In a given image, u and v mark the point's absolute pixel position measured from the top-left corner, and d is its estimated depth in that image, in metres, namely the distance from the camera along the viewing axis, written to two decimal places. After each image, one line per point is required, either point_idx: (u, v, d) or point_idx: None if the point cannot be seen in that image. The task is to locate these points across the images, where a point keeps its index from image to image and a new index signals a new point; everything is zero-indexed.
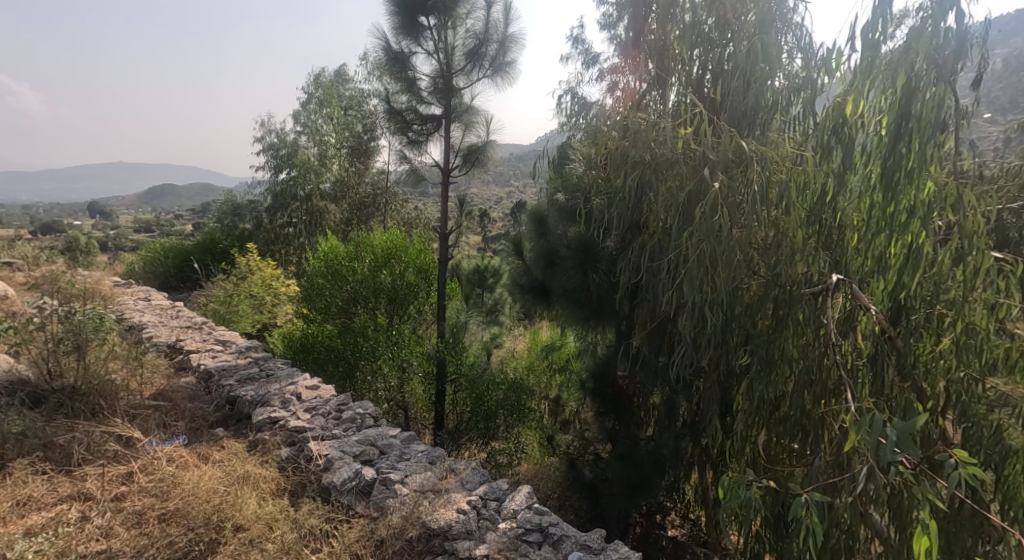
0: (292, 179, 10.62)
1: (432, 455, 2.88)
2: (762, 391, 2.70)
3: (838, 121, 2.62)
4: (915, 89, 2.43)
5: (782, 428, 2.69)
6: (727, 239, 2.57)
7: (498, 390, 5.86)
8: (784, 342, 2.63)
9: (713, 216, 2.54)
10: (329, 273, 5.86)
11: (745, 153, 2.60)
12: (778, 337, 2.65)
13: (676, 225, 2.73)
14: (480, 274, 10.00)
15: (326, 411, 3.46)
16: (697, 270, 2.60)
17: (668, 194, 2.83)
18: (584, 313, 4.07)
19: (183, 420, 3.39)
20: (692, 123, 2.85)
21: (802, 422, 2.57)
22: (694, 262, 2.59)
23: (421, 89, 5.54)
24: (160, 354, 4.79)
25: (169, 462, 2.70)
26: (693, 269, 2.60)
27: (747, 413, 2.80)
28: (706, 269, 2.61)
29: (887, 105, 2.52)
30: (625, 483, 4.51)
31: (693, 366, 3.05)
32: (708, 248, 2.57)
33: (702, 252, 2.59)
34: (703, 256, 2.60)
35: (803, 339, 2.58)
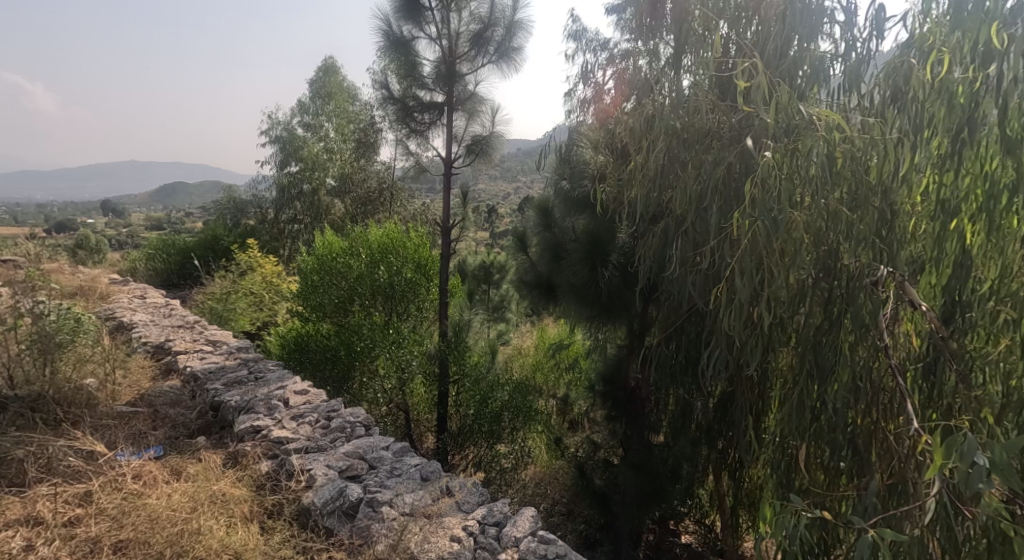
0: (300, 171, 10.60)
1: (425, 470, 2.60)
2: (806, 399, 2.34)
3: (902, 82, 2.30)
4: (1000, 39, 2.08)
5: (819, 442, 2.37)
6: (784, 225, 2.16)
7: (504, 392, 5.59)
8: (825, 343, 2.29)
9: (770, 194, 2.16)
10: (324, 270, 5.59)
11: (798, 119, 2.26)
12: (820, 337, 2.30)
13: (716, 206, 2.41)
14: (486, 269, 9.73)
15: (314, 419, 3.20)
16: (751, 258, 2.21)
17: (701, 172, 2.47)
18: (593, 311, 3.75)
19: (158, 430, 3.13)
20: (714, 98, 2.54)
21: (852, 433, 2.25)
22: (756, 249, 2.22)
23: (423, 75, 5.23)
24: (146, 355, 4.56)
25: (133, 480, 2.44)
26: (748, 251, 2.21)
27: (780, 423, 2.48)
28: (763, 257, 2.21)
29: (970, 67, 2.19)
30: (638, 493, 4.21)
31: (724, 371, 2.71)
32: (762, 235, 2.17)
33: (756, 235, 2.20)
34: (756, 242, 2.22)
35: (852, 340, 2.22)
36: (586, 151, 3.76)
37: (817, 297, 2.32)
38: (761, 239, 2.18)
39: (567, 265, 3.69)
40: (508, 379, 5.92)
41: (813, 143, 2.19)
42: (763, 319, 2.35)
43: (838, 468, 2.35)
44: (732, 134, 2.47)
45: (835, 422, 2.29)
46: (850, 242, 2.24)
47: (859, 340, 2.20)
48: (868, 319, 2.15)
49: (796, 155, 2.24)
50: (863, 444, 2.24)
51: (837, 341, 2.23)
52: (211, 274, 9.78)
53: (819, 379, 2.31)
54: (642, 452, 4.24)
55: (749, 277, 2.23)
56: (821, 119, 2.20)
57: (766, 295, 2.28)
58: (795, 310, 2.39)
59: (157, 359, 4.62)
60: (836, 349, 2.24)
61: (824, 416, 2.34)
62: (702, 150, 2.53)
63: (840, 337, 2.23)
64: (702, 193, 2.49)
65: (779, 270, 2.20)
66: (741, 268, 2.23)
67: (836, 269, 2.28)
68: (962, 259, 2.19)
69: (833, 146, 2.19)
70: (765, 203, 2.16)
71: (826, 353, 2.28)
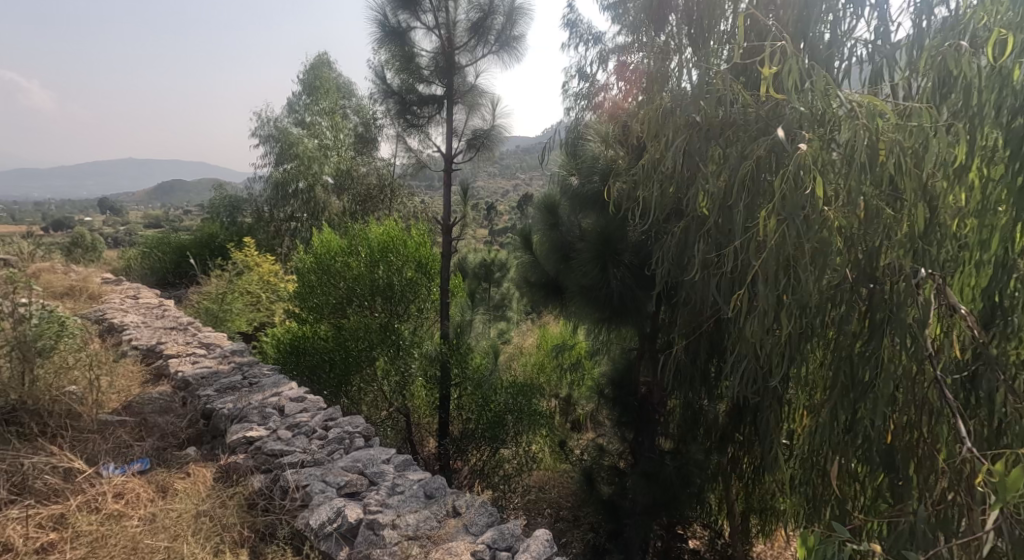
0: (292, 170, 10.23)
1: (429, 486, 2.44)
2: (841, 413, 2.12)
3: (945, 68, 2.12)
4: None
5: (856, 458, 2.17)
6: (818, 224, 1.92)
7: (505, 394, 5.36)
8: (861, 354, 2.06)
9: (801, 191, 1.90)
10: (321, 269, 5.36)
11: (835, 107, 2.00)
12: (857, 348, 2.07)
13: (741, 205, 2.14)
14: (485, 268, 9.31)
15: (311, 428, 3.02)
16: (775, 261, 2.01)
17: (726, 171, 2.20)
18: (605, 313, 3.57)
19: (145, 441, 2.97)
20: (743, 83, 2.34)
21: (892, 452, 2.05)
22: (784, 250, 1.98)
23: (421, 67, 5.04)
24: (137, 360, 4.39)
25: (114, 500, 2.27)
26: (772, 253, 2.01)
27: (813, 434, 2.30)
28: (787, 259, 2.00)
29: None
30: (648, 503, 4.04)
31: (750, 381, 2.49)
32: (791, 235, 1.94)
33: (782, 235, 1.98)
34: (784, 242, 2.00)
35: (893, 353, 1.96)
36: (596, 145, 3.57)
37: (858, 302, 2.07)
38: (788, 240, 1.96)
39: (577, 264, 3.50)
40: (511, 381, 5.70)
41: (858, 139, 1.92)
42: (792, 327, 2.13)
43: (877, 487, 2.15)
44: (761, 125, 2.15)
45: (870, 438, 2.09)
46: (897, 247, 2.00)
47: (901, 354, 1.94)
48: (913, 330, 1.90)
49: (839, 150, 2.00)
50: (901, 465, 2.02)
51: (877, 354, 1.99)
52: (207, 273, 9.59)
53: (854, 392, 2.09)
54: (654, 460, 4.07)
55: (775, 282, 2.05)
56: (863, 107, 1.92)
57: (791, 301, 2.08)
58: (832, 316, 2.13)
59: (148, 363, 4.44)
60: (876, 359, 2.00)
61: (861, 431, 2.11)
62: (725, 145, 2.26)
63: (879, 347, 1.97)
64: (728, 194, 2.19)
65: (807, 275, 1.99)
66: (764, 270, 2.03)
67: (878, 274, 2.02)
68: (1007, 259, 2.02)
69: (877, 136, 1.92)
70: (795, 198, 1.91)
71: (863, 362, 2.05)
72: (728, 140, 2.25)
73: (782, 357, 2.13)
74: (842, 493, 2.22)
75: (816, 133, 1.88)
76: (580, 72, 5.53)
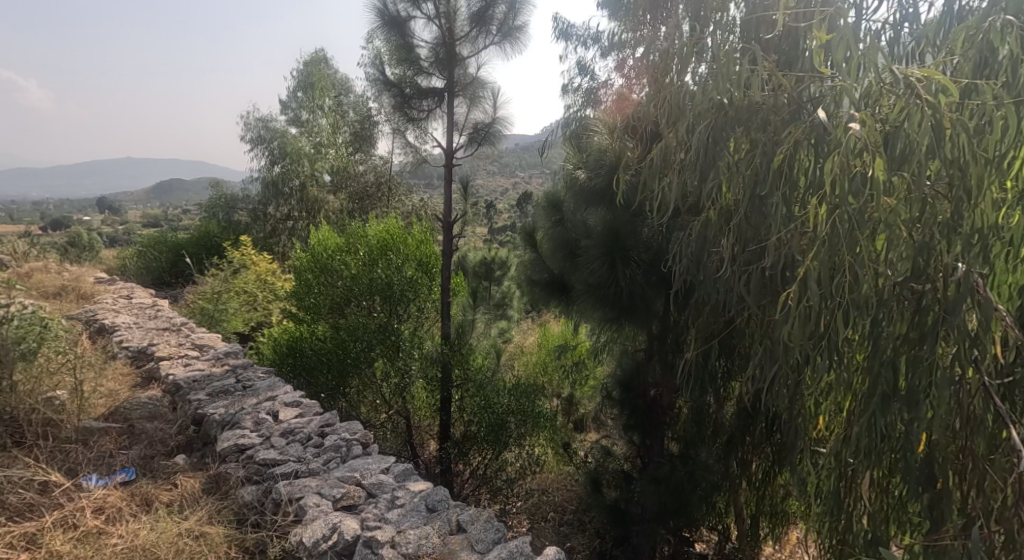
0: (287, 167, 10.02)
1: (431, 498, 2.30)
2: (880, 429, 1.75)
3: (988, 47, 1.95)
4: None
5: (890, 473, 1.86)
6: (873, 215, 1.64)
7: (506, 396, 5.16)
8: (909, 358, 1.68)
9: (854, 176, 1.66)
10: (318, 267, 5.17)
11: None
12: (903, 352, 1.68)
13: (775, 194, 1.92)
14: (486, 266, 8.98)
15: (306, 435, 2.86)
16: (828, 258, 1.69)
17: (756, 157, 1.96)
18: (614, 312, 3.40)
19: (130, 450, 2.82)
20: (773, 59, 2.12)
21: (943, 479, 1.70)
22: (836, 242, 1.67)
23: (420, 58, 4.88)
24: (126, 363, 4.22)
25: (94, 515, 2.12)
26: (821, 247, 1.69)
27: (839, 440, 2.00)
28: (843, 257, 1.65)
29: None
30: (656, 510, 3.88)
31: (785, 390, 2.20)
32: (847, 228, 1.64)
33: (836, 228, 1.67)
34: (836, 236, 1.69)
35: (948, 361, 1.60)
36: (603, 137, 3.40)
37: (905, 302, 1.67)
38: (840, 235, 1.66)
39: (585, 261, 3.34)
40: (513, 382, 5.51)
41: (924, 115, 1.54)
42: (827, 330, 1.76)
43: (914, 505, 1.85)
44: (795, 106, 1.94)
45: (910, 455, 1.75)
46: (948, 235, 1.62)
47: (958, 361, 1.57)
48: (974, 334, 1.53)
49: (895, 134, 1.66)
50: (946, 487, 1.68)
51: (928, 362, 1.62)
52: (204, 272, 9.45)
53: (899, 404, 1.71)
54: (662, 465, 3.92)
55: (825, 280, 1.72)
56: (926, 79, 1.57)
57: (843, 304, 1.70)
58: (876, 318, 1.72)
59: (138, 366, 4.28)
60: (926, 367, 1.62)
61: (904, 449, 1.76)
62: (756, 128, 2.00)
63: (933, 354, 1.58)
64: (760, 182, 1.97)
65: (865, 272, 1.66)
66: (815, 269, 1.71)
67: (929, 268, 1.62)
68: None
69: (944, 113, 1.56)
70: (849, 184, 1.62)
71: (911, 368, 1.67)
72: (756, 125, 2.00)
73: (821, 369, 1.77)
74: (874, 514, 1.90)
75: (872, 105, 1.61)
76: (579, 68, 5.45)
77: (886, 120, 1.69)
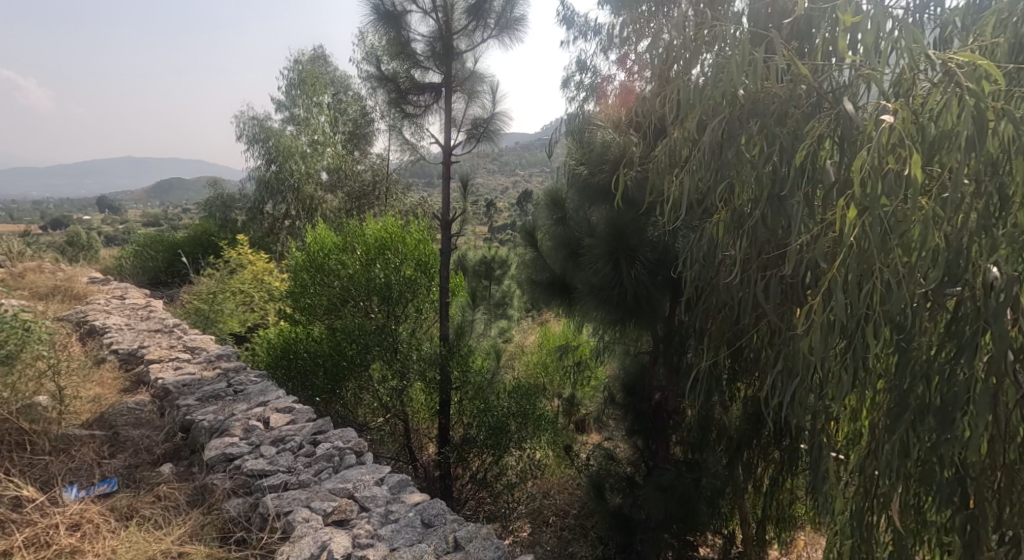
0: (283, 165, 9.86)
1: (426, 513, 2.18)
2: (910, 449, 1.62)
3: None
4: None
5: (918, 492, 1.74)
6: (906, 217, 1.51)
7: (506, 398, 5.02)
8: (943, 371, 1.55)
9: (885, 174, 1.52)
10: (312, 267, 5.03)
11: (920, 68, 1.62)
12: (936, 364, 1.55)
13: (795, 193, 1.79)
14: (486, 265, 8.79)
15: (297, 444, 2.74)
16: (857, 263, 1.55)
17: (774, 153, 1.83)
18: (618, 315, 3.24)
19: (113, 460, 2.70)
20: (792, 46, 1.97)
21: (978, 500, 1.58)
22: (866, 247, 1.54)
23: (416, 52, 4.75)
24: (115, 366, 4.11)
25: (68, 533, 2.01)
26: (848, 252, 1.56)
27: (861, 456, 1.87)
28: (874, 263, 1.52)
29: None
30: (661, 518, 3.76)
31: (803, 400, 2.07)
32: (878, 230, 1.51)
33: (866, 231, 1.54)
34: (866, 238, 1.56)
35: (987, 376, 1.47)
36: (607, 131, 3.27)
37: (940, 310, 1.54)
38: (871, 240, 1.52)
39: (588, 260, 3.22)
40: (514, 384, 5.39)
41: (966, 106, 1.41)
42: (853, 341, 1.63)
43: (944, 525, 1.72)
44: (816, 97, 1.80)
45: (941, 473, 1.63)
46: (986, 237, 1.49)
47: (999, 375, 1.44)
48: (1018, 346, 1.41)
49: (930, 126, 1.52)
50: (981, 510, 1.56)
51: (965, 375, 1.49)
52: (200, 271, 9.34)
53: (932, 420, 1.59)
54: (668, 472, 3.80)
55: (852, 287, 1.59)
56: (966, 66, 1.43)
57: (872, 315, 1.57)
58: (908, 328, 1.59)
59: (128, 369, 4.16)
60: (963, 381, 1.50)
61: (935, 468, 1.63)
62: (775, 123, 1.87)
63: (972, 367, 1.46)
64: (779, 179, 1.83)
65: (897, 278, 1.53)
66: (842, 275, 1.58)
67: (966, 274, 1.50)
68: None
69: (987, 103, 1.42)
70: (880, 183, 1.49)
71: (945, 382, 1.54)
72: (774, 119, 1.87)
73: (847, 385, 1.64)
74: (901, 536, 1.76)
75: (909, 97, 1.48)
76: (581, 62, 5.31)
77: (919, 111, 1.55)
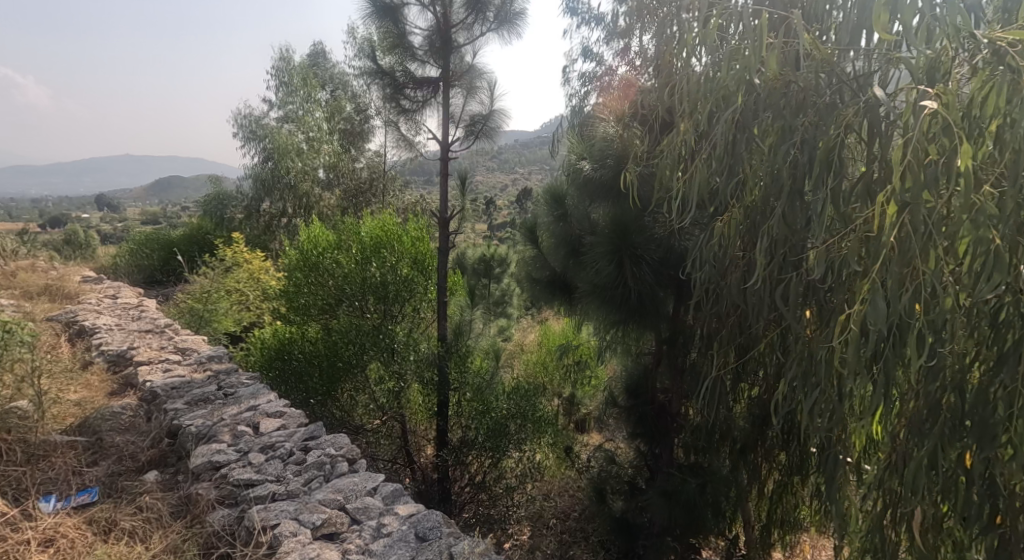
0: (279, 162, 9.70)
1: (420, 526, 2.07)
2: (942, 465, 1.50)
3: None
4: None
5: (945, 510, 1.62)
6: (948, 214, 1.38)
7: (505, 400, 4.91)
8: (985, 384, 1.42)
9: (928, 166, 1.38)
10: (307, 267, 4.89)
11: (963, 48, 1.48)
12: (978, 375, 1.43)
13: (822, 187, 1.64)
14: (486, 263, 8.62)
15: (287, 451, 2.63)
16: (896, 265, 1.41)
17: (795, 144, 1.70)
18: (621, 316, 3.12)
19: (95, 469, 2.59)
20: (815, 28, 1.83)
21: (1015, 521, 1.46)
22: (905, 248, 1.40)
23: (414, 45, 4.63)
24: (103, 369, 3.99)
25: (41, 549, 1.90)
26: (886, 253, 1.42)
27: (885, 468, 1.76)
28: (914, 264, 1.39)
29: None
30: (664, 524, 3.66)
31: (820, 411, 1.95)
32: (918, 229, 1.37)
33: (904, 230, 1.42)
34: (905, 237, 1.42)
35: None
36: (611, 125, 3.14)
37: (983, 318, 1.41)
38: (910, 239, 1.39)
39: (591, 259, 3.10)
40: (513, 385, 5.27)
41: None
42: (887, 350, 1.50)
43: (973, 543, 1.61)
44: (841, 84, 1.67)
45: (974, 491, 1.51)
46: None
47: None
48: None
49: (975, 113, 1.39)
50: (1015, 530, 1.45)
51: (1011, 388, 1.37)
52: (196, 270, 9.24)
53: (970, 435, 1.46)
54: (672, 477, 3.69)
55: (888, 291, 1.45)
56: (1014, 47, 1.31)
57: (908, 321, 1.44)
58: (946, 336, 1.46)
59: (116, 371, 4.04)
60: (1008, 395, 1.37)
61: (966, 486, 1.51)
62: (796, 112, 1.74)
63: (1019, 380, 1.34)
64: (801, 172, 1.71)
65: (938, 281, 1.39)
66: (877, 278, 1.44)
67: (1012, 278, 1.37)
68: None
69: None
70: (921, 177, 1.36)
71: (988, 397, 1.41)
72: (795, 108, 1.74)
73: (878, 397, 1.52)
74: (927, 555, 1.65)
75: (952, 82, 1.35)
76: (583, 53, 5.17)
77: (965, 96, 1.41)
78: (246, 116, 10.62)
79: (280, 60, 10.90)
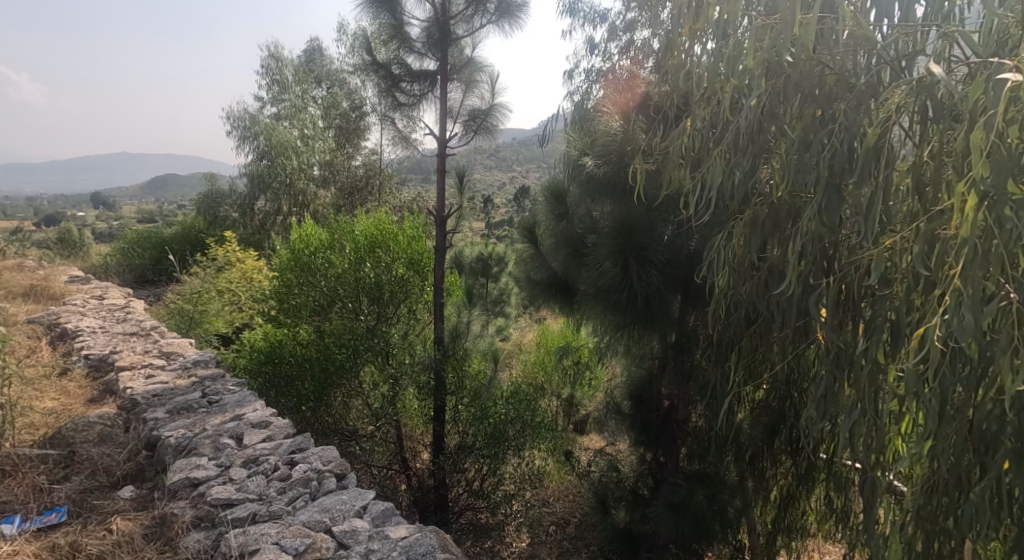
0: (273, 160, 9.52)
1: (412, 552, 1.90)
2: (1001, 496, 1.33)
3: None
4: None
5: (999, 544, 1.45)
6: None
7: (504, 404, 4.75)
8: None
9: (1010, 152, 1.17)
10: (297, 266, 4.70)
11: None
12: None
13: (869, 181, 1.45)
14: (484, 262, 8.41)
15: (272, 466, 2.45)
16: (976, 268, 1.20)
17: (831, 134, 1.52)
18: (627, 320, 2.94)
19: (65, 486, 2.43)
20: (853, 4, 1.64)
21: None
22: (984, 249, 1.19)
23: (411, 37, 4.45)
24: (82, 374, 3.81)
25: None
26: (964, 253, 1.21)
27: (922, 492, 1.61)
28: (995, 267, 1.18)
29: None
30: (671, 536, 3.50)
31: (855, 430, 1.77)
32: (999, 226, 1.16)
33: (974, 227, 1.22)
34: (987, 235, 1.20)
35: None
36: (617, 118, 2.97)
37: None
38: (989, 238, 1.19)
39: (595, 259, 2.93)
40: (512, 389, 5.10)
41: None
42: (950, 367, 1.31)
43: None
44: (884, 67, 1.49)
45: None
46: None
47: None
48: None
49: None
50: None
51: None
52: (188, 269, 9.05)
53: None
54: (679, 487, 3.53)
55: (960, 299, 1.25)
56: None
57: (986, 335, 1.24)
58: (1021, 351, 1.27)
59: (96, 377, 3.87)
60: None
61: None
62: (832, 96, 1.58)
63: None
64: (839, 162, 1.53)
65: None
66: (952, 283, 1.23)
67: None
68: None
69: None
70: (1002, 164, 1.16)
71: None
72: (830, 93, 1.57)
73: (931, 418, 1.35)
74: None
75: None
76: (587, 45, 4.99)
77: None
78: (240, 113, 10.45)
79: (272, 56, 10.70)
